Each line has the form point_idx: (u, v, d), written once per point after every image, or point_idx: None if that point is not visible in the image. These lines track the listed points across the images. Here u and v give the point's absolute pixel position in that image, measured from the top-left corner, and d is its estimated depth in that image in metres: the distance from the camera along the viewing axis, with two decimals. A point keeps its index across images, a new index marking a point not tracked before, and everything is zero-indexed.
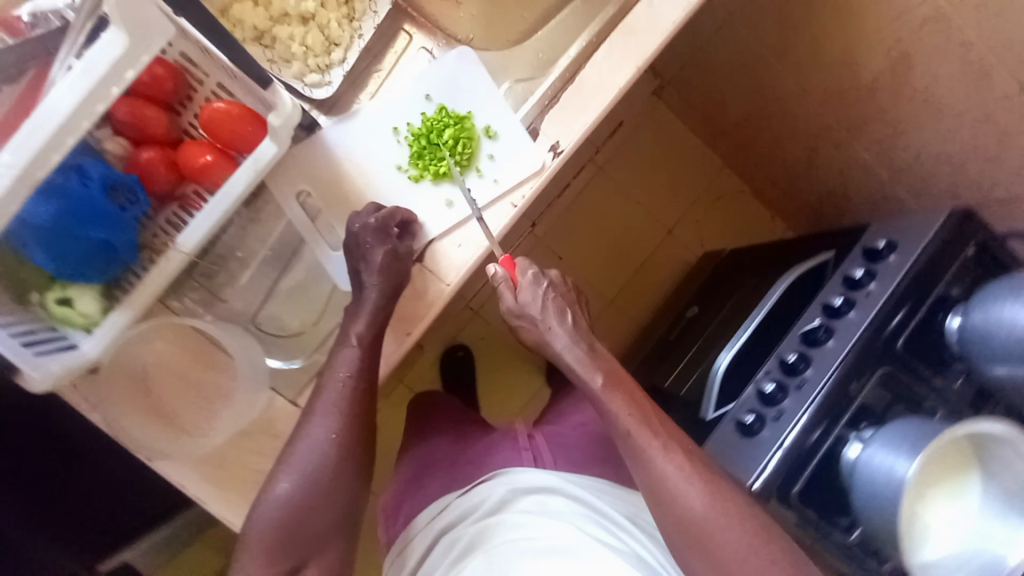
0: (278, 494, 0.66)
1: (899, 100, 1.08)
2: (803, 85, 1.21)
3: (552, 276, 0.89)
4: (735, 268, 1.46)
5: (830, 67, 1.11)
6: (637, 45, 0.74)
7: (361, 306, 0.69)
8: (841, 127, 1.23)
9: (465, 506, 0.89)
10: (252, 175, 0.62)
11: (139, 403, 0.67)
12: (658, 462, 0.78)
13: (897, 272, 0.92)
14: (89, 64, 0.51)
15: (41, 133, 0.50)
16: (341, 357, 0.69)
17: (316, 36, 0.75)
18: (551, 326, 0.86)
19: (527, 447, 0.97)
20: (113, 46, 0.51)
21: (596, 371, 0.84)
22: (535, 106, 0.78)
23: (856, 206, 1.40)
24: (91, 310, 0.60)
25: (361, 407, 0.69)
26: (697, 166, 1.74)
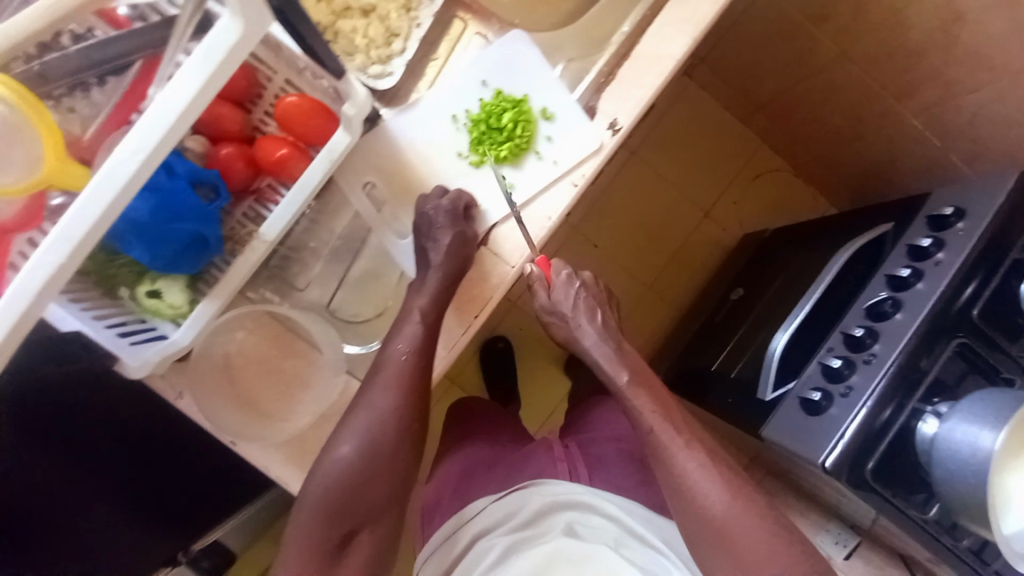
0: (339, 457, 0.66)
1: (950, 62, 1.03)
2: (846, 52, 1.17)
3: (586, 277, 0.90)
4: (779, 247, 1.42)
5: (875, 30, 1.08)
6: (690, 17, 0.73)
7: (426, 284, 0.71)
8: (888, 94, 1.19)
9: (500, 513, 0.85)
10: (328, 165, 0.65)
11: (223, 391, 0.70)
12: (679, 459, 0.75)
13: (967, 240, 0.88)
14: (205, 54, 0.43)
15: (141, 146, 0.42)
16: (404, 332, 0.69)
17: (377, 29, 0.76)
18: (581, 325, 0.86)
19: (562, 459, 0.93)
20: (227, 34, 0.43)
21: (622, 369, 0.83)
22: (591, 85, 0.78)
23: (906, 176, 1.34)
24: (179, 301, 0.63)
25: (421, 382, 0.69)
26: (734, 146, 1.70)
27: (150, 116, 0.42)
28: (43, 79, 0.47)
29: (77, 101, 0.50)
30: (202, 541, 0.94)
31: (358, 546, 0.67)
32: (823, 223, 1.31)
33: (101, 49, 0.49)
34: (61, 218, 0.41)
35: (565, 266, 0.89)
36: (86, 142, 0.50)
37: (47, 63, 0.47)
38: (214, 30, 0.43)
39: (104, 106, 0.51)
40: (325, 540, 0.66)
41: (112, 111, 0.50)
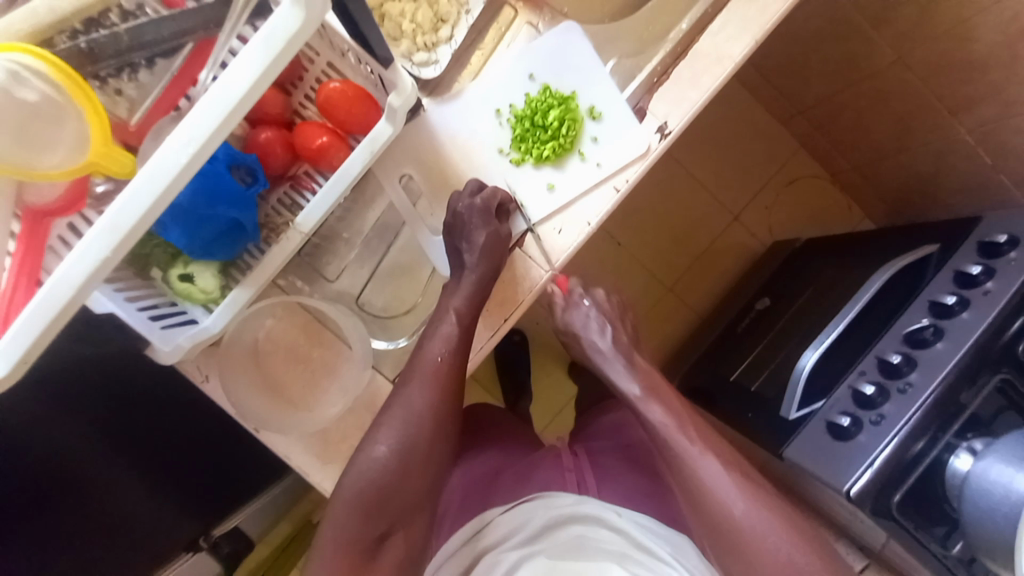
0: (374, 456, 0.65)
1: (1012, 79, 0.98)
2: (903, 58, 1.12)
3: (597, 297, 0.92)
4: (813, 259, 1.37)
5: (938, 39, 1.02)
6: (751, 18, 0.70)
7: (462, 282, 0.69)
8: (943, 107, 1.14)
9: (506, 528, 0.81)
10: (368, 156, 0.62)
11: (248, 376, 0.69)
12: (696, 465, 0.72)
13: (1021, 271, 0.84)
14: (264, 43, 0.41)
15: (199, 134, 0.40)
16: (439, 332, 0.68)
17: (425, 13, 0.73)
18: (593, 342, 0.88)
19: (570, 468, 0.91)
20: (287, 22, 0.41)
21: (633, 382, 0.81)
22: (642, 84, 0.74)
23: (955, 194, 1.28)
24: (210, 287, 0.62)
25: (454, 384, 0.68)
26: (770, 148, 1.64)
27: (204, 106, 0.40)
28: (93, 56, 0.45)
29: (124, 82, 0.49)
30: (224, 526, 0.96)
31: (393, 545, 0.65)
32: (863, 237, 1.26)
33: (152, 28, 0.46)
34: (112, 206, 0.40)
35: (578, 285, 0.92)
36: (133, 128, 0.49)
37: (94, 40, 0.45)
38: (273, 17, 0.41)
39: (152, 87, 0.49)
40: (360, 536, 0.64)
41: (162, 94, 0.50)
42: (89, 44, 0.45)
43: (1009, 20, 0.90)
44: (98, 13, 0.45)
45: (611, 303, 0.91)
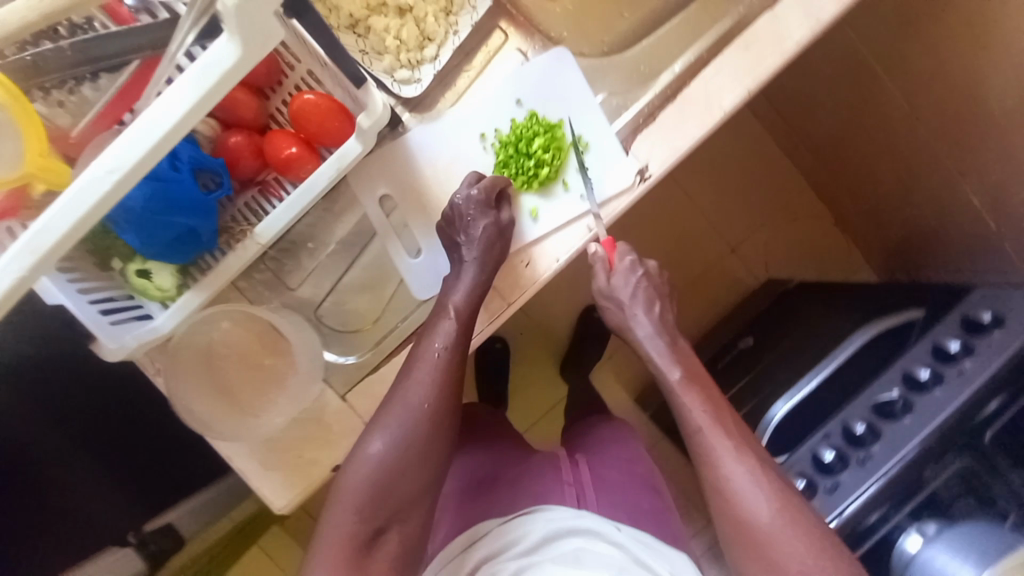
0: (370, 453, 0.62)
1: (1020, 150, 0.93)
2: (915, 108, 1.07)
3: (648, 266, 0.85)
4: (812, 296, 1.35)
5: (951, 95, 0.97)
6: (749, 65, 0.67)
7: (462, 275, 0.67)
8: (950, 161, 1.08)
9: (503, 543, 0.75)
10: (334, 171, 0.61)
11: (200, 377, 0.69)
12: (724, 463, 0.70)
13: (998, 353, 0.82)
14: (197, 77, 0.40)
15: (121, 161, 0.40)
16: (439, 328, 0.66)
17: (411, 30, 0.72)
18: (637, 313, 0.83)
19: (570, 482, 0.85)
20: (223, 57, 0.40)
21: (675, 366, 0.79)
22: (628, 123, 0.72)
23: (955, 251, 1.21)
24: (166, 284, 0.63)
25: (453, 380, 0.65)
26: (775, 181, 1.62)
27: (128, 135, 0.40)
28: (35, 70, 0.45)
29: (67, 94, 0.49)
30: (156, 522, 0.92)
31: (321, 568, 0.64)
32: (862, 291, 1.24)
33: (97, 45, 0.46)
34: (29, 228, 0.39)
35: (630, 251, 0.83)
36: (72, 138, 0.50)
37: (40, 55, 0.44)
38: (209, 51, 0.40)
39: (96, 101, 0.50)
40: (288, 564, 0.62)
41: (106, 107, 0.50)
42: (33, 57, 0.44)
43: (1013, 98, 0.86)
44: (46, 30, 0.47)
45: (659, 278, 0.85)
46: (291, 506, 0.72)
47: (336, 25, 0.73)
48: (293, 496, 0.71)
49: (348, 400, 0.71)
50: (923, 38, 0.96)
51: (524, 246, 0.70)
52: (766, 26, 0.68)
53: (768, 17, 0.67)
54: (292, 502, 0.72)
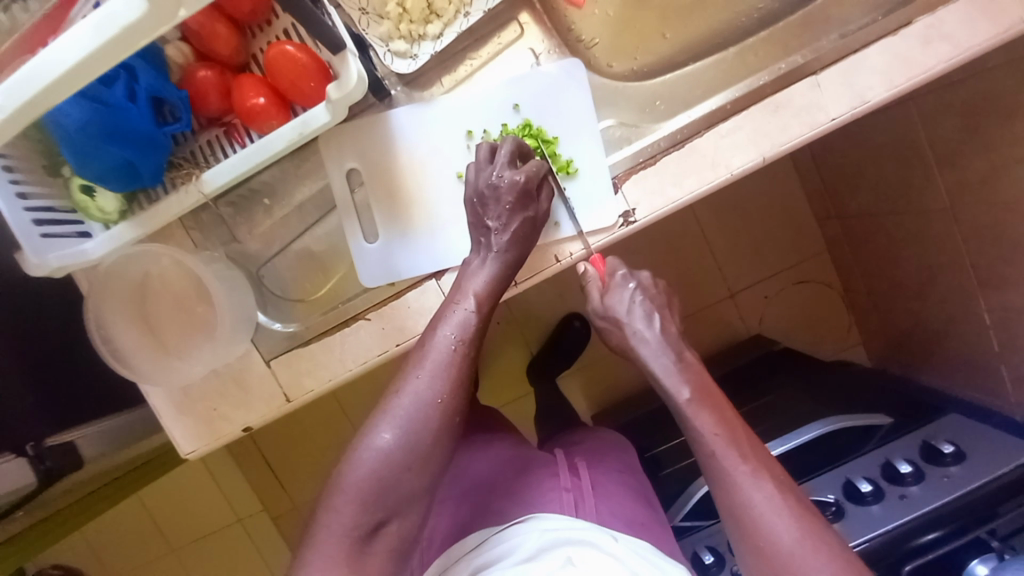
0: (378, 445, 0.57)
1: None
2: (956, 206, 0.96)
3: (644, 279, 0.74)
4: (800, 360, 1.27)
5: (997, 204, 0.87)
6: (773, 131, 0.62)
7: (484, 266, 0.62)
8: (975, 274, 0.98)
9: (495, 552, 0.63)
10: (294, 135, 0.58)
11: (130, 308, 0.67)
12: (744, 489, 0.59)
13: (950, 489, 0.77)
14: (97, 24, 0.36)
15: (19, 95, 0.38)
16: (453, 316, 0.61)
17: (417, 0, 0.65)
18: (637, 330, 0.71)
19: (568, 487, 0.75)
20: (125, 10, 0.35)
21: (683, 385, 0.67)
22: (628, 158, 0.65)
23: (949, 362, 1.13)
24: (109, 208, 0.61)
25: (467, 375, 0.61)
26: (798, 237, 1.41)
27: (26, 71, 0.37)
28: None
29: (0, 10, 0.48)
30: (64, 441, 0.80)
31: None
32: (851, 376, 1.20)
33: None
34: None
35: (622, 265, 0.72)
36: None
37: None
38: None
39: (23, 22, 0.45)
40: None
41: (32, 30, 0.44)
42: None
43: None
44: None
45: (656, 287, 0.74)
46: (198, 453, 0.71)
47: None
48: (201, 445, 0.70)
49: (272, 367, 0.69)
50: (989, 137, 0.85)
51: (548, 243, 0.66)
52: (802, 92, 0.62)
53: (809, 83, 0.62)
54: (200, 450, 0.70)
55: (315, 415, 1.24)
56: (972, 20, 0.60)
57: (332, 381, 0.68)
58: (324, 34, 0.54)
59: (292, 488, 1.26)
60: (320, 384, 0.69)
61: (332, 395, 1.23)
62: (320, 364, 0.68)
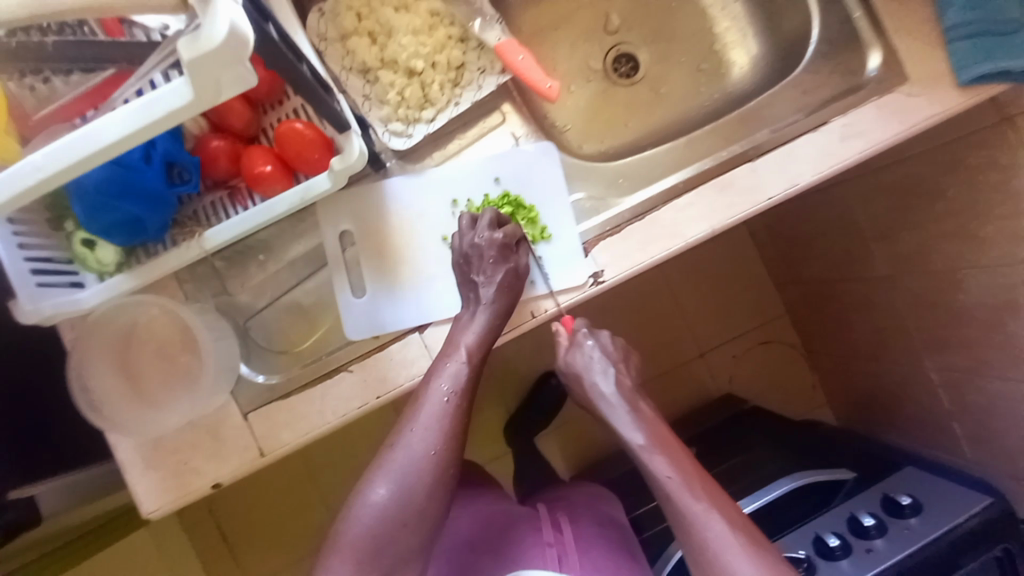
0: (373, 501, 0.61)
1: (986, 343, 0.92)
2: (896, 279, 1.06)
3: (604, 337, 0.79)
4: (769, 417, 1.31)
5: (930, 276, 0.98)
6: (724, 204, 0.71)
7: (474, 319, 0.67)
8: (920, 337, 1.07)
9: None
10: (297, 200, 0.64)
11: (112, 357, 0.68)
12: (701, 525, 0.64)
13: (912, 542, 0.80)
14: (143, 107, 0.40)
15: (55, 161, 0.40)
16: (446, 369, 0.65)
17: (415, 90, 0.75)
18: (597, 385, 0.75)
19: (551, 543, 0.76)
20: (172, 96, 0.40)
21: (636, 430, 0.71)
22: (597, 227, 0.73)
23: (907, 419, 1.20)
24: (107, 260, 0.64)
25: (460, 426, 0.64)
26: (759, 300, 1.51)
27: (66, 140, 0.40)
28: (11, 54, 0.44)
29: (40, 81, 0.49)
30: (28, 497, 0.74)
31: None
32: (825, 435, 1.22)
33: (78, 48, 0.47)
34: None
35: (583, 323, 0.78)
36: (33, 121, 0.48)
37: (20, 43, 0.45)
38: (163, 87, 0.40)
39: (63, 94, 0.49)
40: None
41: (71, 101, 0.49)
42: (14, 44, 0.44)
43: (993, 292, 0.86)
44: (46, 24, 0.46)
45: (615, 345, 0.78)
46: (161, 512, 0.68)
47: (347, 67, 0.75)
48: (165, 503, 0.67)
49: (248, 420, 0.69)
50: (914, 215, 0.97)
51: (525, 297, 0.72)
52: (744, 175, 0.72)
53: (747, 168, 0.72)
54: (163, 509, 0.68)
55: (282, 476, 1.20)
56: (880, 120, 0.71)
57: (310, 434, 0.69)
58: (332, 115, 0.61)
59: (249, 560, 1.18)
60: (297, 438, 0.69)
61: (299, 454, 1.19)
62: (299, 416, 0.69)
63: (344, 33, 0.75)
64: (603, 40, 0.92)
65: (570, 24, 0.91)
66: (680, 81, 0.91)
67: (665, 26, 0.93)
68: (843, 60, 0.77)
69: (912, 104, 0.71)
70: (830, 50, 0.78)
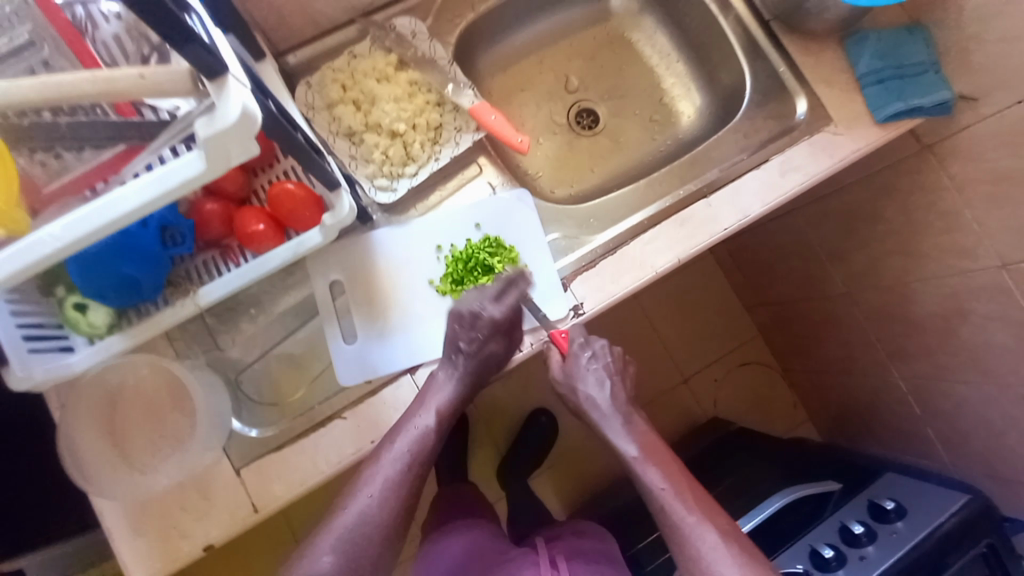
0: (318, 563, 0.64)
1: (942, 348, 0.99)
2: (852, 295, 1.15)
3: (599, 346, 0.80)
4: (754, 437, 1.34)
5: (881, 291, 1.07)
6: (687, 236, 0.78)
7: (445, 382, 0.73)
8: (882, 349, 1.14)
9: None
10: (290, 255, 0.68)
11: (103, 420, 0.68)
12: (693, 537, 0.67)
13: (902, 544, 0.82)
14: (160, 179, 0.44)
15: (74, 230, 0.43)
16: (404, 432, 0.69)
17: (398, 149, 0.81)
18: (591, 395, 0.77)
19: None
20: (187, 167, 0.44)
21: (630, 442, 0.75)
22: (573, 264, 0.78)
23: (883, 428, 1.26)
24: (98, 322, 0.65)
25: (410, 487, 0.69)
26: (734, 324, 1.56)
27: (85, 211, 0.43)
28: (25, 134, 0.48)
29: (50, 157, 0.51)
30: None
31: None
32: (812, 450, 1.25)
33: (92, 127, 0.50)
34: None
35: (580, 333, 0.78)
36: (43, 194, 0.50)
37: (36, 124, 0.48)
38: (179, 161, 0.44)
39: (73, 168, 0.51)
40: None
41: (82, 175, 0.51)
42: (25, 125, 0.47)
43: (939, 301, 0.95)
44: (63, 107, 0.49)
45: (612, 354, 0.80)
46: None
47: (334, 132, 0.81)
48: (153, 570, 0.65)
49: (240, 475, 0.69)
50: (858, 237, 1.06)
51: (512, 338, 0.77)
52: (700, 210, 0.80)
53: (703, 203, 0.80)
54: None
55: (266, 539, 1.15)
56: (813, 156, 0.81)
57: (304, 485, 0.69)
58: (323, 174, 0.66)
59: None
60: (290, 490, 0.69)
61: (283, 514, 1.15)
62: (294, 467, 0.69)
63: (331, 101, 0.82)
64: (565, 98, 1.02)
65: (535, 85, 1.02)
66: (636, 131, 1.02)
67: (618, 85, 1.04)
68: (775, 107, 0.87)
69: (839, 141, 0.81)
70: (764, 99, 0.88)
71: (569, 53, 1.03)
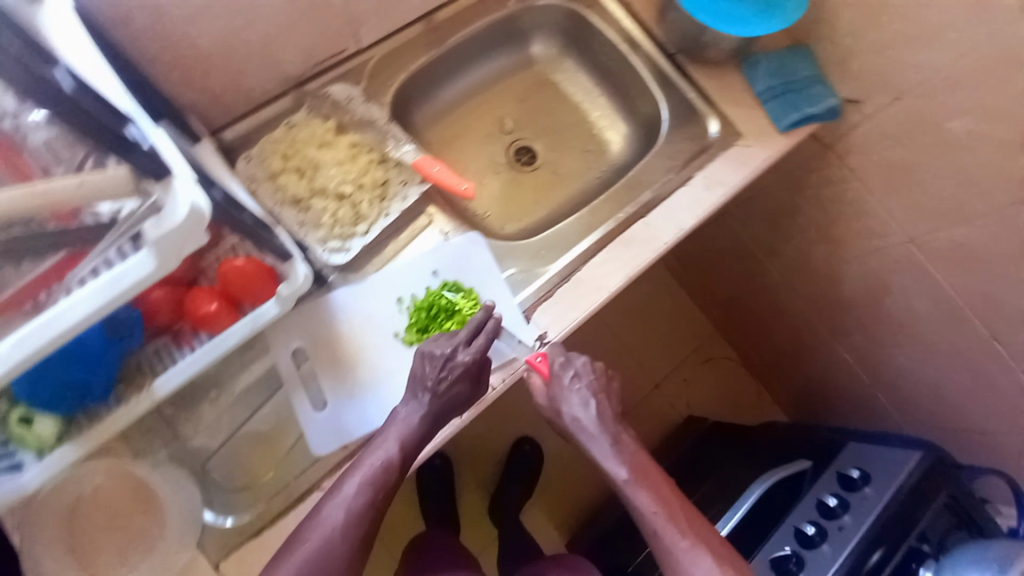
0: None
1: (873, 320, 1.10)
2: (789, 284, 1.25)
3: (583, 363, 0.80)
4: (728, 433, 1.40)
5: (814, 277, 1.17)
6: (633, 255, 0.84)
7: (409, 414, 0.69)
8: (824, 328, 1.24)
9: None
10: (248, 330, 0.68)
11: (63, 536, 0.64)
12: (687, 565, 0.70)
13: (872, 508, 0.89)
14: (111, 281, 0.44)
15: (25, 347, 0.42)
16: (365, 461, 0.67)
17: (346, 210, 0.83)
18: (576, 416, 0.78)
19: None
20: (138, 267, 0.44)
21: (620, 465, 0.76)
22: (533, 294, 0.83)
23: (839, 400, 1.36)
24: (46, 433, 0.60)
25: (369, 520, 0.65)
26: (693, 324, 1.64)
27: (37, 325, 0.43)
28: None
29: None
30: None
31: None
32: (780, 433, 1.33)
33: (30, 240, 0.48)
34: None
35: (559, 352, 0.79)
36: None
37: None
38: (128, 261, 0.44)
39: (15, 281, 0.49)
40: None
41: (24, 288, 0.49)
42: None
43: (863, 279, 1.06)
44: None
45: (596, 371, 0.80)
46: None
47: (280, 202, 0.82)
48: None
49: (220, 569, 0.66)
50: (785, 232, 1.17)
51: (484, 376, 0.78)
52: (640, 230, 0.86)
53: (642, 224, 0.86)
54: None
55: None
56: (732, 168, 0.89)
57: None
58: None
59: None
60: None
61: None
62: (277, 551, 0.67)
63: (273, 172, 0.83)
64: (503, 139, 1.08)
65: (472, 130, 1.07)
66: (573, 162, 1.08)
67: (550, 122, 1.10)
68: (691, 127, 0.96)
69: (751, 152, 0.90)
70: (681, 120, 0.96)
71: (499, 97, 1.09)
